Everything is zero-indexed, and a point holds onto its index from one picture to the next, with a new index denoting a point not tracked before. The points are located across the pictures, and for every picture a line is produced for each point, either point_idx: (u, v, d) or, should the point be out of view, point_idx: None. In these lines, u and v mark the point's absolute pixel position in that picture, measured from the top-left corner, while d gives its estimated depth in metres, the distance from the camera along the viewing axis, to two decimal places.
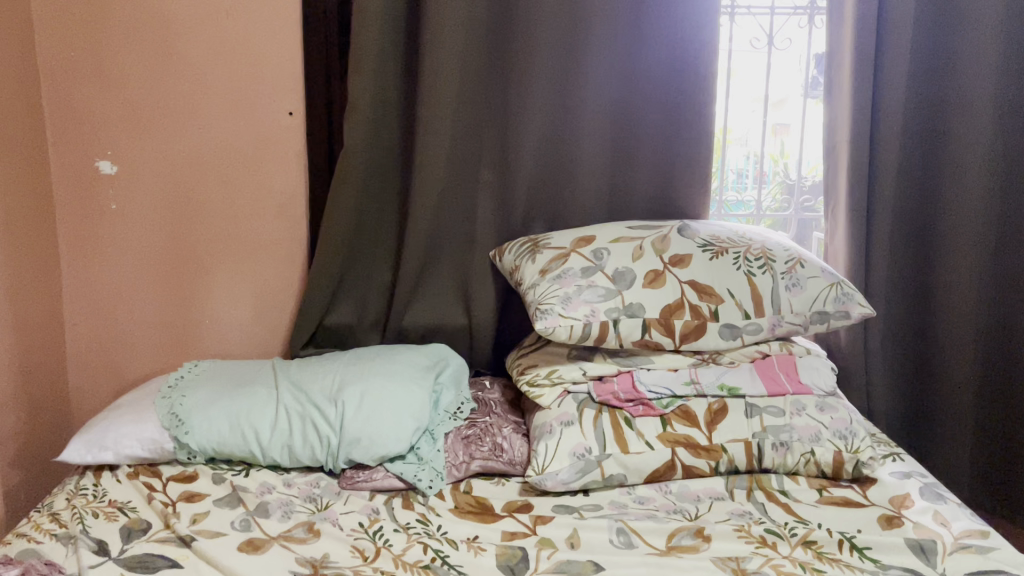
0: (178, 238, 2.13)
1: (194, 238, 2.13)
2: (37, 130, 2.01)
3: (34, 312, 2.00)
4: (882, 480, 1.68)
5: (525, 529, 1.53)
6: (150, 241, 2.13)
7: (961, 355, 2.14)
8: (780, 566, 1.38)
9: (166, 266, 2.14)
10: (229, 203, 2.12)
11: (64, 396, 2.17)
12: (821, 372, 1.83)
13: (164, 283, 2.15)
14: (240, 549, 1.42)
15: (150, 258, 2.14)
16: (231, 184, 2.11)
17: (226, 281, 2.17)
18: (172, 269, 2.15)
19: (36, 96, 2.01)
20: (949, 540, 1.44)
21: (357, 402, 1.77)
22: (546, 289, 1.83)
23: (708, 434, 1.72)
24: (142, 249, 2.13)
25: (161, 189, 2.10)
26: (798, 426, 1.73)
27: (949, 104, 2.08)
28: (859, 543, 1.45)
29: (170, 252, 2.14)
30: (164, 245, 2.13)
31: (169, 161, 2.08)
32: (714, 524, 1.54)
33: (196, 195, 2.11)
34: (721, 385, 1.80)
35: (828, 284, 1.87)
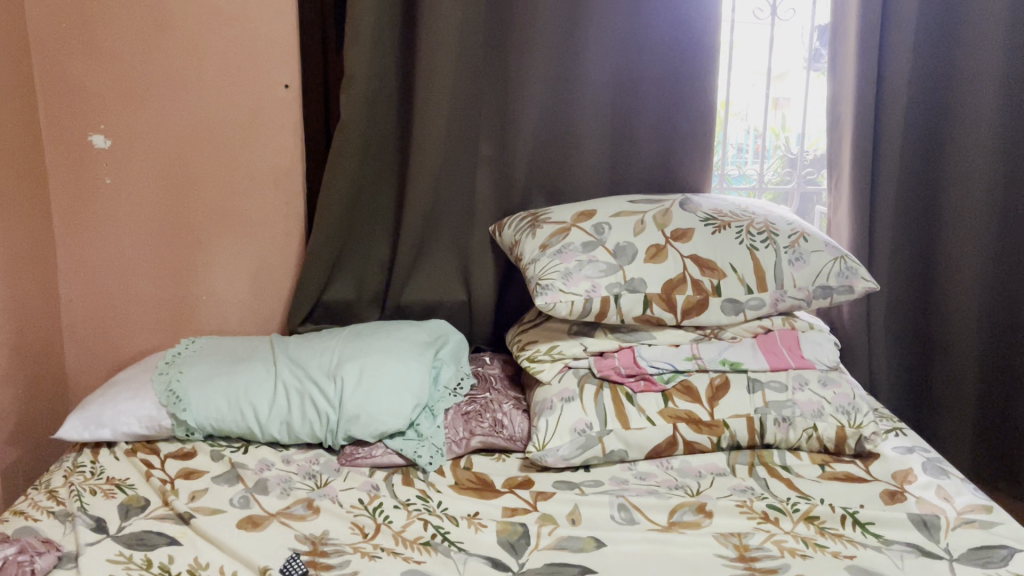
0: (175, 212, 2.10)
1: (191, 212, 2.11)
2: (28, 104, 1.97)
3: (29, 288, 1.98)
4: (885, 455, 1.67)
5: (526, 505, 1.52)
6: (146, 216, 2.10)
7: (964, 329, 2.13)
8: (782, 542, 1.37)
9: (161, 242, 2.12)
10: (225, 176, 2.09)
11: (60, 373, 2.15)
12: (824, 347, 1.82)
13: (160, 259, 2.13)
14: (239, 526, 1.41)
15: (146, 233, 2.11)
16: (227, 158, 2.08)
17: (223, 257, 2.14)
18: (167, 245, 2.13)
19: (27, 69, 1.97)
20: (952, 515, 1.43)
21: (356, 378, 1.75)
22: (546, 265, 1.81)
23: (709, 409, 1.71)
24: (137, 225, 2.11)
25: (155, 164, 2.07)
26: (800, 401, 1.71)
27: (955, 76, 2.05)
28: (862, 518, 1.44)
29: (166, 227, 2.11)
30: (160, 220, 2.11)
31: (163, 135, 2.05)
32: (716, 499, 1.53)
33: (192, 169, 2.08)
34: (722, 360, 1.79)
35: (831, 258, 1.85)
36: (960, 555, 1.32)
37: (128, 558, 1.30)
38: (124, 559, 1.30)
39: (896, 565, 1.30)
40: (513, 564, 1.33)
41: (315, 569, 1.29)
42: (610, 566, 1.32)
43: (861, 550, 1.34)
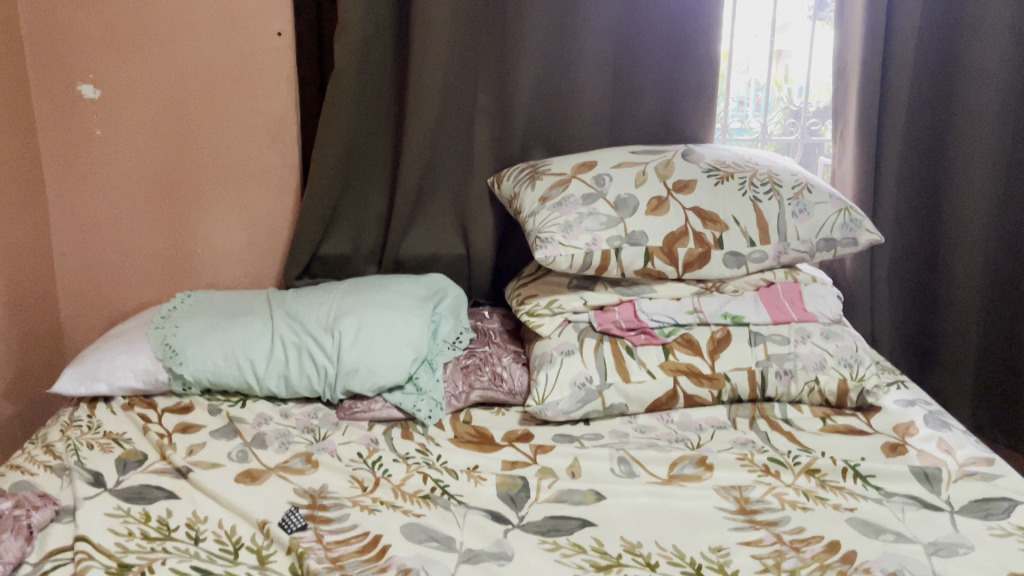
0: (169, 162, 2.06)
1: (185, 163, 2.07)
2: (15, 53, 1.92)
3: (21, 241, 1.95)
4: (887, 408, 1.66)
5: (526, 459, 1.52)
6: (138, 168, 2.06)
7: (969, 282, 2.11)
8: (783, 495, 1.37)
9: (155, 195, 2.09)
10: (219, 126, 2.05)
11: (54, 327, 2.13)
12: (827, 300, 1.79)
13: (154, 212, 2.10)
14: (238, 480, 1.41)
15: (140, 184, 2.08)
16: (221, 108, 2.03)
17: (218, 210, 2.11)
18: (161, 197, 2.09)
19: (13, 16, 1.92)
20: (953, 467, 1.42)
21: (354, 332, 1.73)
22: (546, 217, 1.78)
23: (710, 363, 1.70)
24: (130, 177, 2.07)
25: (147, 115, 2.03)
26: (802, 354, 1.70)
27: (965, 25, 2.00)
28: (864, 470, 1.43)
29: (159, 180, 2.08)
30: (153, 172, 2.07)
31: (154, 85, 2.01)
32: (716, 453, 1.52)
33: (186, 118, 2.03)
34: (724, 313, 1.76)
35: (835, 209, 1.82)
36: (961, 507, 1.31)
37: (126, 512, 1.29)
38: (122, 512, 1.29)
39: (897, 517, 1.29)
40: (513, 517, 1.33)
41: (314, 523, 1.29)
42: (610, 519, 1.32)
43: (862, 502, 1.33)
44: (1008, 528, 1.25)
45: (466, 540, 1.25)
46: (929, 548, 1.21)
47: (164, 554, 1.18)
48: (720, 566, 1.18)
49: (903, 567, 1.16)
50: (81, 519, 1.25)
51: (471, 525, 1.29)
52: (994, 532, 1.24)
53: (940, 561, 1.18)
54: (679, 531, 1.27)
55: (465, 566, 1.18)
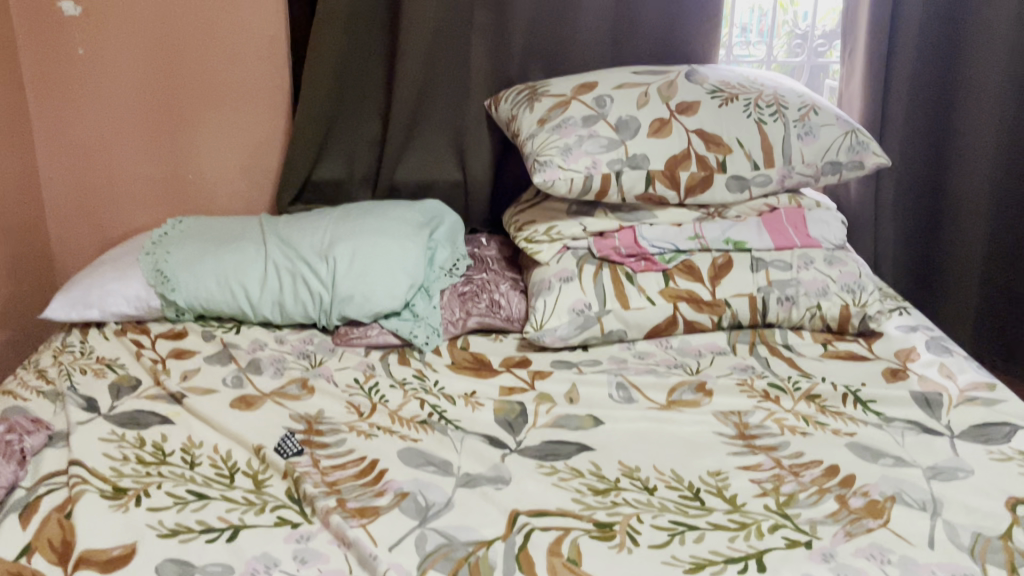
0: (158, 82, 2.00)
1: (173, 84, 2.00)
2: None
3: (6, 164, 1.91)
4: (889, 335, 1.64)
5: (524, 385, 1.50)
6: (124, 89, 2.00)
7: (975, 209, 2.07)
8: (783, 420, 1.36)
9: (143, 117, 2.03)
10: (208, 46, 1.98)
11: (45, 252, 2.10)
12: (831, 226, 1.76)
13: (142, 135, 2.04)
14: (233, 406, 1.39)
15: (129, 105, 2.02)
16: (208, 26, 1.96)
17: (208, 133, 2.06)
18: (149, 120, 2.03)
19: None
20: (954, 393, 1.41)
21: (349, 258, 1.70)
22: (545, 140, 1.73)
23: (711, 289, 1.67)
24: (116, 98, 2.01)
25: (132, 33, 1.95)
26: (805, 280, 1.67)
27: None
28: (864, 396, 1.42)
29: (147, 102, 2.02)
30: (140, 94, 2.01)
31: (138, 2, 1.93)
32: (716, 378, 1.51)
33: (173, 36, 1.96)
34: (726, 239, 1.73)
35: (842, 131, 1.77)
36: (961, 431, 1.30)
37: (120, 436, 1.28)
38: (117, 437, 1.27)
39: (897, 441, 1.28)
40: (510, 442, 1.32)
41: (310, 448, 1.28)
42: (608, 444, 1.31)
43: (862, 427, 1.32)
44: (1008, 453, 1.24)
45: (463, 464, 1.24)
46: (929, 472, 1.20)
47: (160, 478, 1.17)
48: (718, 490, 1.17)
49: (902, 491, 1.15)
50: (75, 443, 1.23)
51: (469, 450, 1.28)
52: (994, 456, 1.24)
53: (939, 484, 1.17)
54: (677, 456, 1.27)
55: (462, 489, 1.17)
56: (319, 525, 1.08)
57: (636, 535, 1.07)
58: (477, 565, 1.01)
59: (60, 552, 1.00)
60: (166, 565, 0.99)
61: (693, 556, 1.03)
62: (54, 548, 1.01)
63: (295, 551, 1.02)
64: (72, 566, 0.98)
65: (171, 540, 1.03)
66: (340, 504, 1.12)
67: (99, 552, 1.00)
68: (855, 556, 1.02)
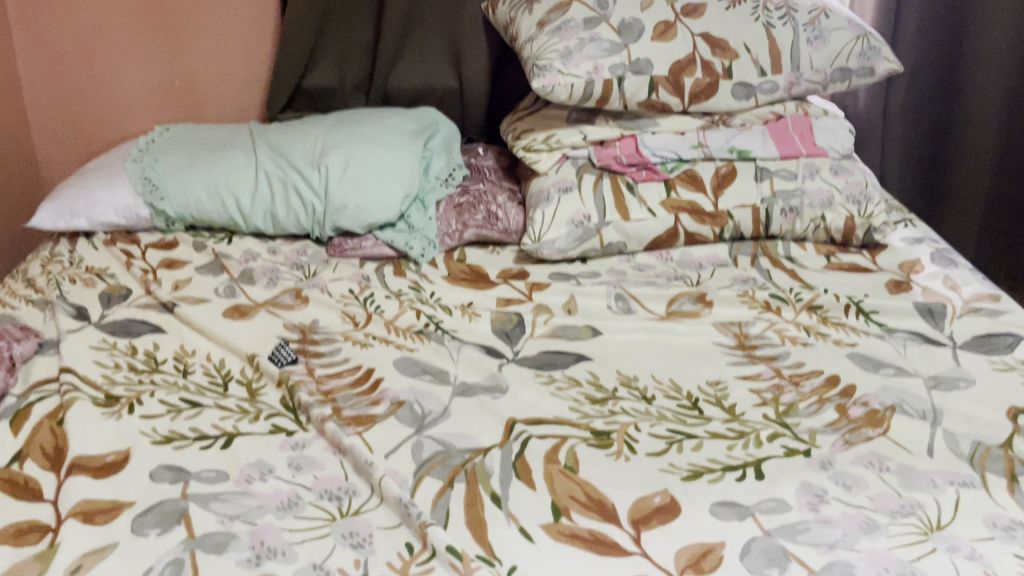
0: None
1: None
2: None
3: None
4: (893, 247, 1.61)
5: (521, 296, 1.48)
6: None
7: (986, 117, 2.01)
8: (783, 331, 1.34)
9: (126, 20, 1.95)
10: None
11: (29, 162, 2.05)
12: (838, 134, 1.71)
13: (126, 39, 1.96)
14: (225, 316, 1.37)
15: (111, 6, 1.93)
16: None
17: (195, 38, 1.98)
18: (132, 23, 1.95)
19: None
20: (958, 304, 1.39)
21: (342, 167, 1.65)
22: (544, 43, 1.65)
23: (713, 200, 1.63)
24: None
25: None
26: (809, 190, 1.63)
27: None
28: (866, 307, 1.39)
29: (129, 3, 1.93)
30: None
31: None
32: (716, 289, 1.48)
33: None
34: (730, 148, 1.67)
35: (853, 36, 1.70)
36: (963, 342, 1.28)
37: (112, 345, 1.26)
38: (108, 346, 1.25)
39: (899, 352, 1.27)
40: (507, 352, 1.30)
41: (305, 357, 1.26)
42: (606, 354, 1.29)
43: (864, 338, 1.31)
44: (1010, 363, 1.23)
45: (459, 374, 1.23)
46: (930, 382, 1.18)
47: (153, 386, 1.15)
48: (717, 399, 1.16)
49: (902, 401, 1.14)
50: (65, 351, 1.21)
51: (466, 360, 1.26)
52: (997, 367, 1.22)
53: (940, 394, 1.16)
54: (676, 366, 1.25)
55: (458, 399, 1.16)
56: (314, 432, 1.07)
57: (634, 443, 1.06)
58: (473, 472, 0.99)
59: (52, 458, 0.99)
60: (159, 470, 0.97)
61: (691, 463, 1.02)
62: (46, 453, 1.00)
63: (289, 458, 1.01)
64: (64, 470, 0.97)
65: (165, 447, 1.01)
66: (336, 413, 1.10)
67: (92, 458, 0.99)
68: (854, 463, 1.01)
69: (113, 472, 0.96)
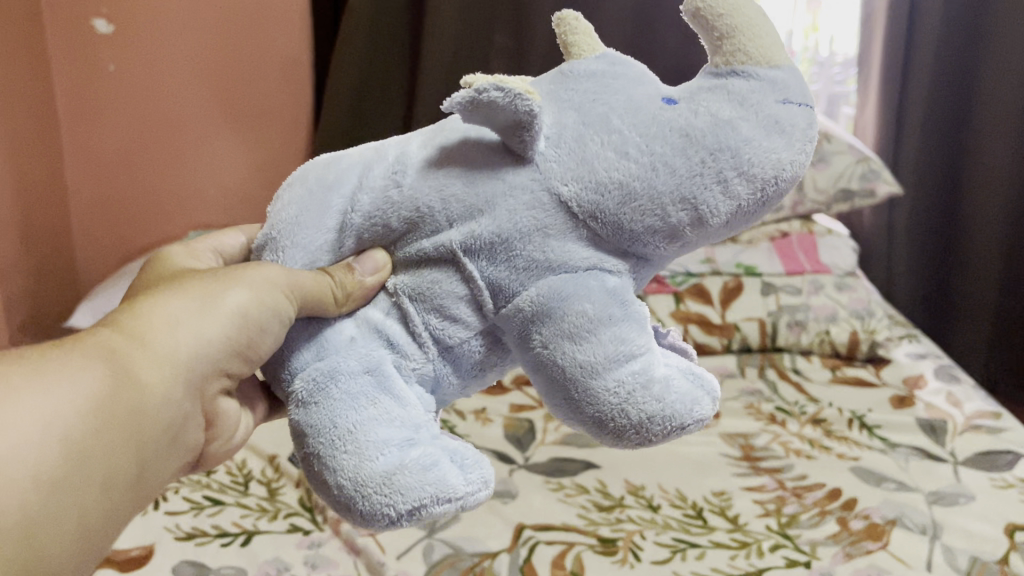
0: (168, 122, 1.91)
1: (188, 111, 1.91)
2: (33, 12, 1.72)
3: (41, 206, 1.78)
4: (896, 361, 1.66)
5: (532, 402, 1.47)
6: (139, 110, 1.88)
7: (987, 225, 2.06)
8: (788, 443, 1.36)
9: (148, 136, 1.91)
10: (256, 76, 1.93)
11: (70, 275, 1.94)
12: (841, 252, 1.81)
13: (150, 151, 1.92)
14: None
15: (141, 132, 1.90)
16: (256, 61, 1.92)
17: (214, 147, 1.95)
18: (156, 140, 1.92)
19: None
20: (960, 420, 1.42)
21: None
22: None
23: (720, 312, 1.66)
24: (129, 119, 1.88)
25: (173, 59, 1.86)
26: (814, 305, 1.69)
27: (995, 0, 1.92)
28: (869, 421, 1.43)
29: (156, 126, 1.90)
30: (153, 115, 1.89)
31: (191, 30, 1.86)
32: (723, 400, 1.50)
33: (210, 75, 1.90)
34: (738, 263, 1.74)
35: (854, 160, 1.82)
36: (964, 458, 1.30)
37: None
38: None
39: (900, 466, 1.28)
40: (518, 457, 1.29)
41: None
42: (612, 463, 1.28)
43: (866, 452, 1.33)
44: (1011, 481, 1.24)
45: None
46: (929, 497, 1.20)
47: (178, 483, 1.19)
48: (721, 509, 1.17)
49: (904, 514, 1.16)
50: None
51: None
52: (997, 483, 1.23)
53: (940, 509, 1.17)
54: (682, 476, 1.25)
55: None
56: (329, 532, 1.10)
57: (639, 550, 1.07)
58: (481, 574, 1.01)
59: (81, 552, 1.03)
60: (180, 566, 1.02)
61: (695, 572, 1.03)
62: None
63: (304, 557, 1.04)
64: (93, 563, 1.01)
65: (187, 543, 1.06)
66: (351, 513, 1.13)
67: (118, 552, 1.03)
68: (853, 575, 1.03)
69: (136, 567, 1.01)
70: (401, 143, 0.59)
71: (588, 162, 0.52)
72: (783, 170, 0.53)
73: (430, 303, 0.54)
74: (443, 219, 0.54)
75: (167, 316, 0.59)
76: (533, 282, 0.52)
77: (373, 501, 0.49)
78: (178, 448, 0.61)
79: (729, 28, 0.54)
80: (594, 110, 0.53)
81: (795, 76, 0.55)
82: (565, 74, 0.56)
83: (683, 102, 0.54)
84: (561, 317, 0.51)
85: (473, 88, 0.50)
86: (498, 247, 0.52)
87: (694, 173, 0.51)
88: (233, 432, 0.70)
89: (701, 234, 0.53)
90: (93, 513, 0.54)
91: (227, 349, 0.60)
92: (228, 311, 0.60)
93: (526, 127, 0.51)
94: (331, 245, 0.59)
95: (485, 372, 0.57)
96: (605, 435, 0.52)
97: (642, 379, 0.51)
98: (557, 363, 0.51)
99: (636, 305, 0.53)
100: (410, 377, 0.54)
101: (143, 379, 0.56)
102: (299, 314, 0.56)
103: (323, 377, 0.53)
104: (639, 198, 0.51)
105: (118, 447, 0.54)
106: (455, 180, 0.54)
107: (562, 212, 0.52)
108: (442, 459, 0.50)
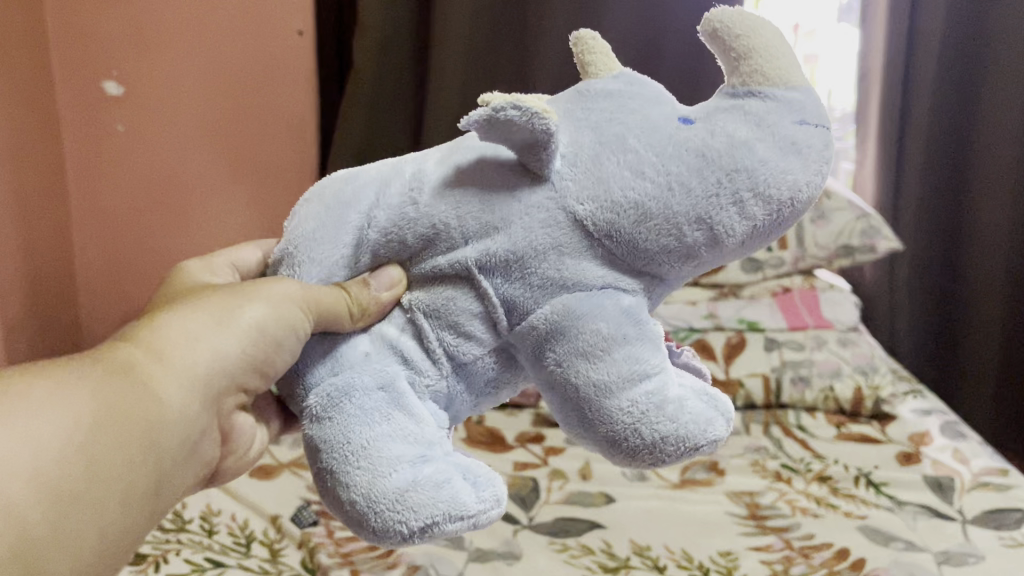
0: (176, 182, 1.93)
1: (196, 170, 1.92)
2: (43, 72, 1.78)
3: (47, 257, 1.81)
4: (902, 417, 1.65)
5: (537, 460, 1.47)
6: (146, 168, 1.91)
7: (988, 280, 2.08)
8: (794, 501, 1.35)
9: (155, 193, 1.93)
10: (265, 141, 1.92)
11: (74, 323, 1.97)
12: (843, 308, 1.81)
13: (156, 209, 1.94)
14: (251, 474, 1.38)
15: (147, 189, 1.93)
16: (265, 126, 1.91)
17: (220, 206, 1.95)
18: (163, 198, 1.94)
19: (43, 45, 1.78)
20: (967, 477, 1.41)
21: None
22: None
23: (724, 368, 1.66)
24: (137, 176, 1.92)
25: (182, 122, 1.88)
26: (818, 361, 1.69)
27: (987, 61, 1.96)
28: (876, 479, 1.41)
29: (163, 185, 1.93)
30: (160, 174, 1.91)
31: (200, 93, 1.88)
32: (729, 457, 1.49)
33: (218, 137, 1.91)
34: (740, 319, 1.75)
35: (854, 216, 1.84)
36: (973, 517, 1.29)
37: None
38: None
39: (909, 526, 1.27)
40: (522, 517, 1.28)
41: (326, 518, 1.27)
42: (617, 522, 1.27)
43: (874, 511, 1.31)
44: (1020, 539, 1.23)
45: (475, 538, 1.21)
46: (939, 557, 1.19)
47: (179, 544, 1.18)
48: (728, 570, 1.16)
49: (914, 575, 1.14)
50: None
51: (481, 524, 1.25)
52: (1006, 542, 1.22)
53: (949, 570, 1.16)
54: (688, 535, 1.24)
55: (474, 564, 1.15)
56: None
57: None
58: None
59: None
60: None
61: None
62: None
63: None
64: None
65: None
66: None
67: None
68: None
69: None
70: (419, 159, 0.59)
71: (604, 181, 0.53)
72: (799, 192, 0.54)
73: (446, 319, 0.55)
74: (458, 235, 0.55)
75: (182, 332, 0.62)
76: (547, 300, 0.53)
77: (385, 518, 0.50)
78: (193, 465, 0.63)
79: (745, 49, 0.56)
80: (610, 129, 0.54)
81: (812, 98, 0.56)
82: (583, 92, 0.58)
83: (699, 121, 0.55)
84: (575, 337, 0.52)
85: (491, 106, 0.51)
86: (513, 266, 0.54)
87: (709, 194, 0.52)
88: (249, 447, 0.73)
89: (718, 254, 0.54)
90: (111, 526, 0.55)
91: (244, 362, 0.63)
92: (246, 325, 0.63)
93: (542, 145, 0.53)
94: (348, 262, 0.60)
95: (500, 386, 0.58)
96: (618, 456, 0.53)
97: (656, 401, 0.51)
98: (569, 384, 0.52)
99: (650, 325, 0.54)
100: (424, 394, 0.55)
101: (161, 395, 0.58)
102: (315, 331, 0.58)
103: (338, 392, 0.54)
104: (654, 218, 0.52)
105: (137, 462, 0.56)
106: (471, 199, 0.55)
107: (577, 231, 0.53)
108: (454, 478, 0.51)
